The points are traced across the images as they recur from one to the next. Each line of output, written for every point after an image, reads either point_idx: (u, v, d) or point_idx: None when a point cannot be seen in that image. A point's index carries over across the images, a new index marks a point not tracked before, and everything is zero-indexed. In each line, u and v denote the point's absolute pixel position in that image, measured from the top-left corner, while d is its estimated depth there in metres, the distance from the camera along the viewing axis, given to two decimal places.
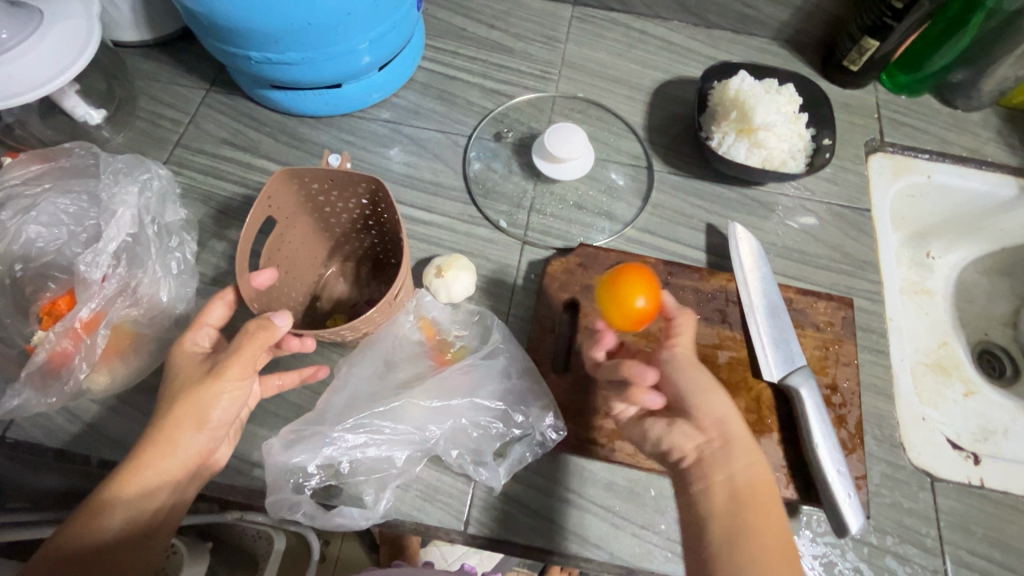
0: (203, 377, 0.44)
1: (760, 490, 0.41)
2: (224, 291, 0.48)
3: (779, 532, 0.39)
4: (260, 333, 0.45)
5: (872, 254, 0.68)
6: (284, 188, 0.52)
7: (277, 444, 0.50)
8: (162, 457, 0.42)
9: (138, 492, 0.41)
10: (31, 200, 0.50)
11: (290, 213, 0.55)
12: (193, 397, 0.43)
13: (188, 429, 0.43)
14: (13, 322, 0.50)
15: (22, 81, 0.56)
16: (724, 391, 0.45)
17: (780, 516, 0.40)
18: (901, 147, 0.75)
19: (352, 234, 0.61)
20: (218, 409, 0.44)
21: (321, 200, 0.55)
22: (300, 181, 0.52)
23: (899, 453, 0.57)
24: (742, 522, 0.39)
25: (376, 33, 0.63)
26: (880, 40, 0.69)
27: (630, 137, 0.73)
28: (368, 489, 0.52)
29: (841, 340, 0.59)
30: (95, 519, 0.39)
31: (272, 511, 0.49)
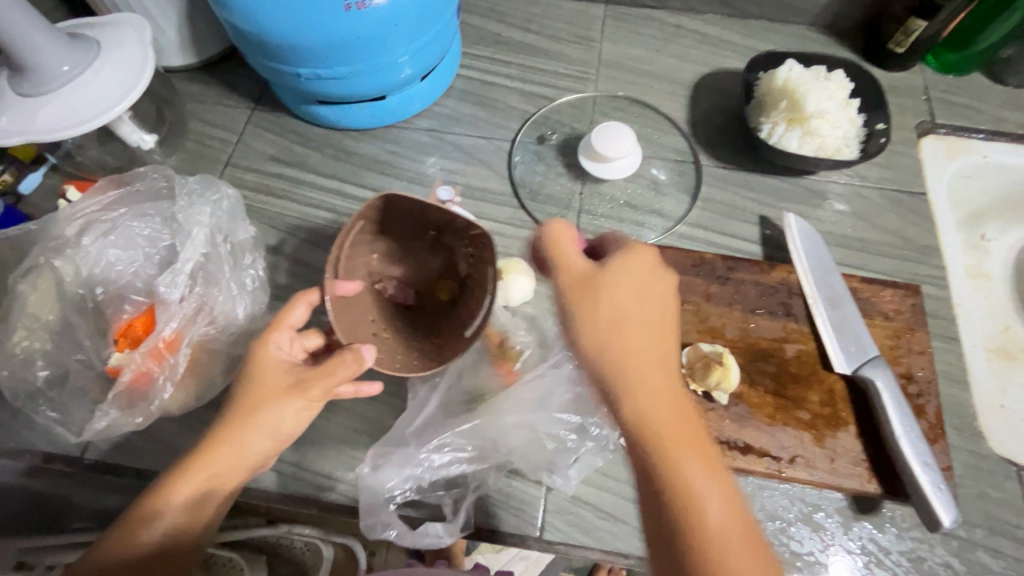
0: (286, 391, 0.45)
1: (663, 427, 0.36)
2: (309, 292, 0.49)
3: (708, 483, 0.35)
4: (351, 364, 0.45)
5: (933, 238, 0.66)
6: (380, 199, 0.50)
7: (367, 474, 0.49)
8: (229, 459, 0.43)
9: (191, 495, 0.41)
10: (110, 224, 0.52)
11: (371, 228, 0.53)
12: (271, 408, 0.44)
13: (258, 436, 0.44)
14: (91, 343, 0.51)
15: (85, 109, 0.57)
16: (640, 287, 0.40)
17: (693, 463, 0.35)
18: (953, 128, 0.73)
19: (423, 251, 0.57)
20: (286, 422, 0.44)
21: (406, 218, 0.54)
22: (398, 200, 0.51)
23: (981, 442, 0.55)
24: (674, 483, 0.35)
25: (419, 44, 0.63)
26: (926, 19, 0.67)
27: (673, 132, 0.72)
28: (447, 501, 0.52)
29: (911, 329, 0.57)
30: (139, 526, 0.39)
31: (367, 533, 0.48)
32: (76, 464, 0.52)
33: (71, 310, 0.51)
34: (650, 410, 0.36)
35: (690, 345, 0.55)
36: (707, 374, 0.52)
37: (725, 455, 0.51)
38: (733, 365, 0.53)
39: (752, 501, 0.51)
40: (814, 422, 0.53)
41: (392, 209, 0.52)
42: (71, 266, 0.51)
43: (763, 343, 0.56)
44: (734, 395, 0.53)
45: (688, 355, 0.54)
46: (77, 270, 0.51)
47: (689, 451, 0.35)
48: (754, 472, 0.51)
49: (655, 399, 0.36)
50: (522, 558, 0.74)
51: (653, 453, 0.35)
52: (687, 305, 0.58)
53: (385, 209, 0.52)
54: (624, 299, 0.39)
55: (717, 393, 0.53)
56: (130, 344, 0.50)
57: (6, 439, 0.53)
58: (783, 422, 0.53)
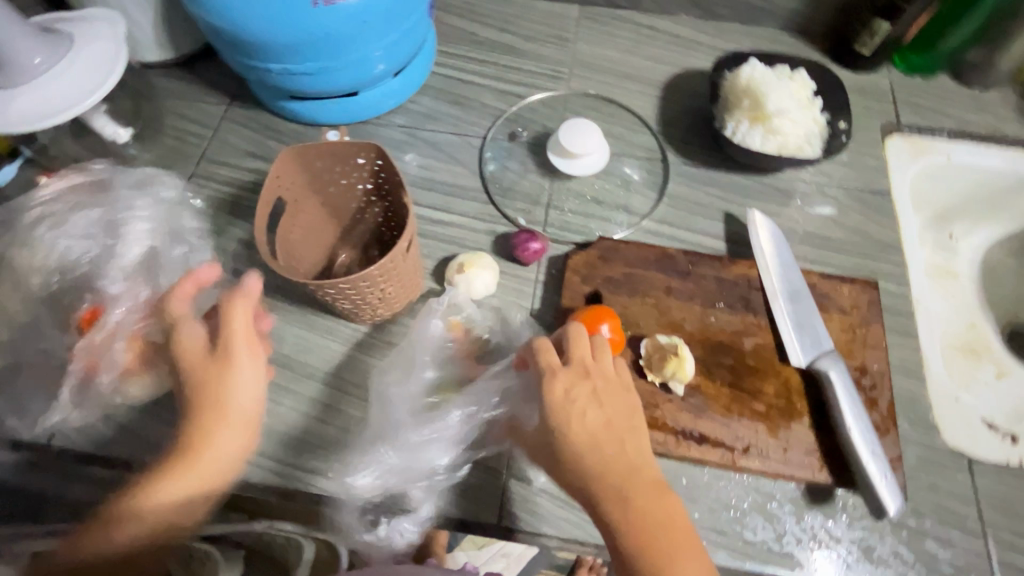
0: (223, 362, 0.44)
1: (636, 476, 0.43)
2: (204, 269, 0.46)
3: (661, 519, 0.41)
4: (240, 300, 0.45)
5: (894, 235, 0.67)
6: (291, 156, 0.52)
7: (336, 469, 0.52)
8: (211, 441, 0.43)
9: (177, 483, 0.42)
10: (61, 216, 0.53)
11: (298, 192, 0.55)
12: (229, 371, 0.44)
13: (224, 407, 0.44)
14: (57, 332, 0.52)
15: (57, 102, 0.58)
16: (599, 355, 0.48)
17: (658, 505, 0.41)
18: (918, 129, 0.75)
19: (357, 215, 0.60)
20: (238, 392, 0.44)
21: (327, 178, 0.56)
22: (308, 155, 0.53)
23: (934, 434, 0.56)
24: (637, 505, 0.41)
25: (390, 41, 0.64)
26: (891, 20, 0.69)
27: (643, 131, 0.73)
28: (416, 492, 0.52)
29: (867, 323, 0.58)
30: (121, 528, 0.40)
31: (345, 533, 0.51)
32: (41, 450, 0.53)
33: (35, 299, 0.52)
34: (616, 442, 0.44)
35: (649, 337, 0.56)
36: (663, 365, 0.53)
37: (681, 445, 0.52)
38: (688, 356, 0.54)
39: (707, 491, 0.52)
40: (768, 413, 0.54)
41: (309, 169, 0.54)
42: (33, 253, 0.52)
43: (722, 336, 0.57)
44: (691, 386, 0.55)
45: (646, 347, 0.55)
46: (39, 257, 0.52)
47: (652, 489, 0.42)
48: (709, 462, 0.52)
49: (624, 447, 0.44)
50: None
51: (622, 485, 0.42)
52: (649, 299, 0.59)
53: (305, 170, 0.54)
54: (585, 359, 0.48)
55: (673, 384, 0.54)
56: (92, 331, 0.50)
57: None
58: (739, 413, 0.54)
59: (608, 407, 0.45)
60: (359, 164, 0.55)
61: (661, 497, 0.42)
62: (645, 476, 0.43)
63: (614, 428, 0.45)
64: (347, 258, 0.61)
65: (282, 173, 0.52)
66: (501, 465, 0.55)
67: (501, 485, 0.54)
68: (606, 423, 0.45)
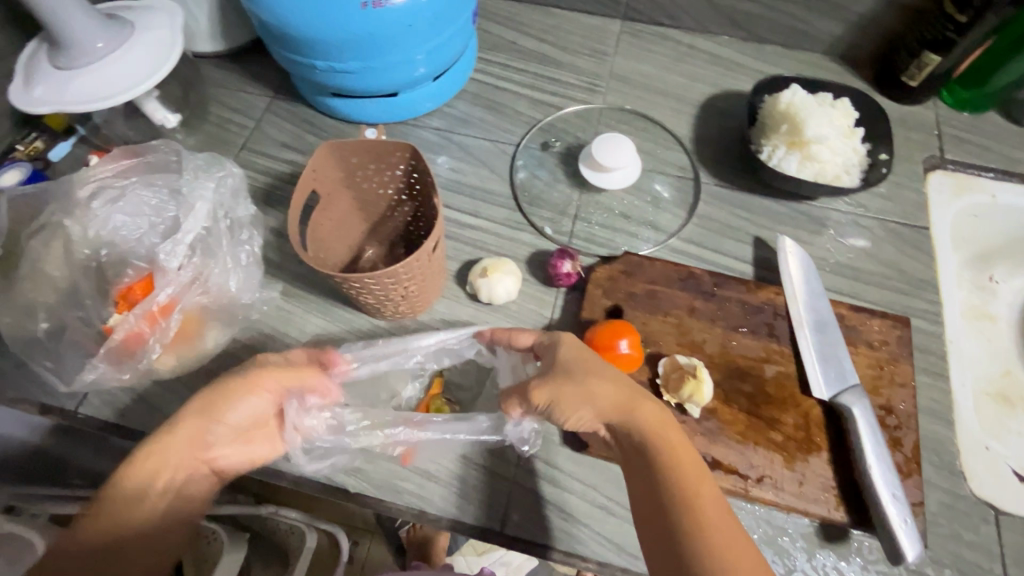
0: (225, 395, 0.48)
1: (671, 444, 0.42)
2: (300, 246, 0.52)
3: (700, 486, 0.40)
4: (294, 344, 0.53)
5: (930, 273, 0.65)
6: (328, 151, 0.53)
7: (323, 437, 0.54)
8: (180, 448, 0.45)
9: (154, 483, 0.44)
10: (120, 191, 0.55)
11: (331, 187, 0.56)
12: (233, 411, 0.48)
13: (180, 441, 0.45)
14: (93, 304, 0.54)
15: (113, 84, 0.61)
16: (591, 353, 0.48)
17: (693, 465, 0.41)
18: (961, 165, 0.73)
19: (386, 211, 0.61)
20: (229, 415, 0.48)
21: (360, 175, 0.57)
22: (343, 150, 0.54)
23: (959, 482, 0.54)
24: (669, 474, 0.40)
25: (431, 46, 0.66)
26: (941, 55, 0.67)
27: (676, 149, 0.73)
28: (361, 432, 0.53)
29: (896, 361, 0.56)
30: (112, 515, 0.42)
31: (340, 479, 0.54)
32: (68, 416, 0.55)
33: (77, 271, 0.54)
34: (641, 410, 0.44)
35: (667, 356, 0.55)
36: (680, 386, 0.53)
37: None
38: (707, 379, 0.53)
39: None
40: (786, 444, 0.52)
41: (343, 163, 0.55)
42: (79, 227, 0.54)
43: (743, 362, 0.56)
44: (707, 410, 0.54)
45: (664, 366, 0.55)
46: (85, 231, 0.54)
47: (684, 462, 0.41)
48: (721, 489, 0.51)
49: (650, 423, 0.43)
50: (503, 564, 0.75)
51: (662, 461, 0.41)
52: (670, 317, 0.58)
53: (340, 165, 0.55)
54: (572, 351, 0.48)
55: (689, 406, 0.53)
56: (129, 306, 0.53)
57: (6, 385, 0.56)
58: (754, 441, 0.52)
59: (596, 389, 0.45)
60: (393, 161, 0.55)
61: (692, 459, 0.41)
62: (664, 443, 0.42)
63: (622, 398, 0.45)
64: (374, 252, 0.62)
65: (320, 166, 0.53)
66: (507, 472, 0.55)
67: (507, 493, 0.54)
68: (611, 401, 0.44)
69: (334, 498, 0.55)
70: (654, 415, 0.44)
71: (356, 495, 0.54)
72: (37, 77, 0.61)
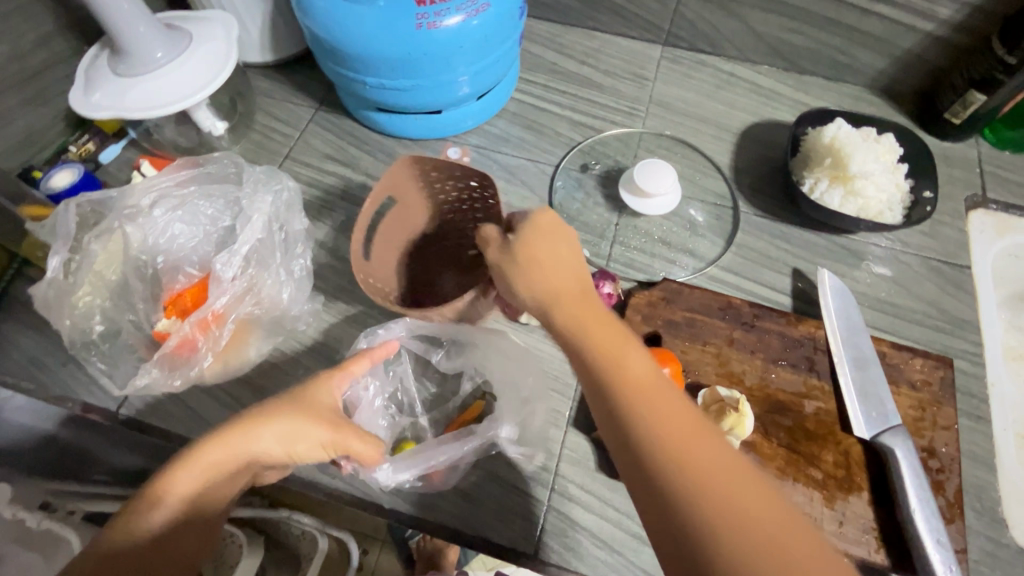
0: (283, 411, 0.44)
1: (638, 379, 0.36)
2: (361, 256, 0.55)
3: (672, 416, 0.34)
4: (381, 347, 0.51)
5: (972, 313, 0.65)
6: (406, 163, 0.56)
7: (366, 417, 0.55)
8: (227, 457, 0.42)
9: (201, 480, 0.41)
10: (180, 199, 0.56)
11: (408, 201, 0.59)
12: (306, 443, 0.44)
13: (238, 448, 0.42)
14: (144, 308, 0.55)
15: (170, 94, 0.62)
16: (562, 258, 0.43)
17: (666, 390, 0.36)
18: (1003, 205, 0.72)
19: (461, 235, 0.59)
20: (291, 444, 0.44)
21: (437, 191, 0.59)
22: (422, 165, 0.57)
23: (1001, 529, 0.53)
24: (636, 408, 0.35)
25: (478, 67, 0.67)
26: (987, 94, 0.67)
27: (715, 176, 0.73)
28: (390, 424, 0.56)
29: (938, 402, 0.56)
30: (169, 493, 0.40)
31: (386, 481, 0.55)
32: (110, 416, 0.56)
33: (131, 272, 0.55)
34: (622, 353, 0.38)
35: (706, 387, 0.55)
36: (720, 419, 0.52)
37: None
38: (749, 413, 0.52)
39: None
40: (826, 482, 0.52)
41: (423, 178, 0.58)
42: (139, 234, 0.55)
43: (781, 396, 0.56)
44: (746, 443, 0.53)
45: (704, 397, 0.54)
46: (143, 238, 0.55)
47: (653, 394, 0.35)
48: None
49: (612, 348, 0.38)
50: None
51: (626, 393, 0.35)
52: (708, 347, 0.58)
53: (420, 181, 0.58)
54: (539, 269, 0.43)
55: (728, 438, 0.52)
56: (180, 313, 0.54)
57: (55, 384, 0.57)
58: (794, 478, 0.52)
59: (559, 309, 0.41)
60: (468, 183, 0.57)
61: (657, 391, 0.35)
62: (635, 381, 0.36)
63: (578, 313, 0.40)
64: (451, 279, 0.58)
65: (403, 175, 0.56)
66: (542, 495, 0.55)
67: (541, 516, 0.54)
68: (570, 314, 0.40)
69: (368, 512, 0.55)
70: (603, 327, 0.39)
71: (390, 510, 0.55)
72: (98, 84, 0.63)
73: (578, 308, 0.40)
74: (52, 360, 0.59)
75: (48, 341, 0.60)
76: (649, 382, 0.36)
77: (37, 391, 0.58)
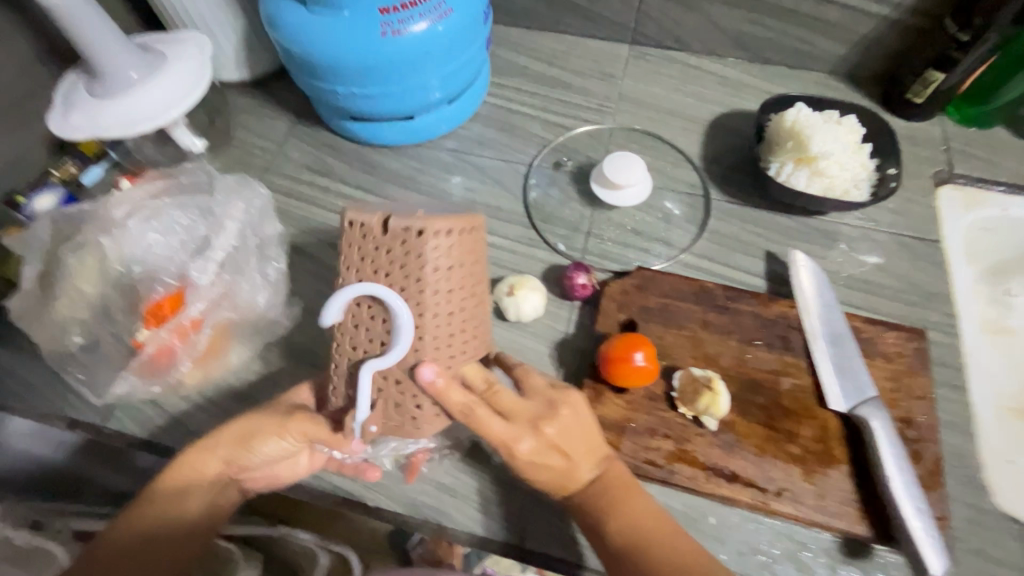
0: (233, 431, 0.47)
1: (656, 540, 0.44)
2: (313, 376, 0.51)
3: (675, 550, 0.43)
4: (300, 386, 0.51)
5: (944, 285, 0.66)
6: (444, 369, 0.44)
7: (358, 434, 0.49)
8: (184, 474, 0.46)
9: (173, 485, 0.46)
10: (153, 210, 0.58)
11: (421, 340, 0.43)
12: (258, 435, 0.47)
13: (198, 464, 0.46)
14: (123, 320, 0.56)
15: (145, 114, 0.64)
16: (572, 409, 0.47)
17: (673, 530, 0.45)
18: (972, 178, 0.73)
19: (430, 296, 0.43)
20: (249, 456, 0.47)
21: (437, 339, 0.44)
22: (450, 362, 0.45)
23: (983, 496, 0.54)
24: (649, 553, 0.43)
25: (446, 72, 0.68)
26: (945, 72, 0.68)
27: (686, 167, 0.74)
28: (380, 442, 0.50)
29: (913, 373, 0.56)
30: (149, 500, 0.45)
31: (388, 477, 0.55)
32: (95, 430, 0.56)
33: (109, 287, 0.56)
34: (629, 504, 0.46)
35: (682, 369, 0.56)
36: (696, 399, 0.53)
37: (710, 481, 0.51)
38: (723, 391, 0.53)
39: (734, 530, 0.51)
40: (804, 457, 0.52)
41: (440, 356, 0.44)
42: (115, 245, 0.56)
43: (758, 374, 0.56)
44: (723, 422, 0.54)
45: (679, 379, 0.55)
46: (120, 250, 0.56)
47: (658, 541, 0.44)
48: (739, 502, 0.51)
49: (620, 488, 0.46)
50: None
51: (632, 539, 0.44)
52: (684, 331, 0.59)
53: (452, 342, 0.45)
54: (571, 431, 0.46)
55: (705, 418, 0.53)
56: (158, 322, 0.55)
57: (37, 400, 0.58)
58: (773, 454, 0.52)
59: (576, 454, 0.46)
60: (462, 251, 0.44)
61: (656, 526, 0.45)
62: (650, 538, 0.44)
63: (587, 453, 0.47)
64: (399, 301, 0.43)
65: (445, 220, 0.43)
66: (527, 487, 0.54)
67: (525, 507, 0.54)
68: (582, 456, 0.46)
69: (352, 512, 0.55)
70: (596, 469, 0.47)
71: (374, 508, 0.54)
72: (75, 105, 0.65)
73: (580, 457, 0.46)
74: (35, 377, 0.59)
75: (29, 359, 0.60)
76: (657, 535, 0.44)
77: (21, 408, 0.58)
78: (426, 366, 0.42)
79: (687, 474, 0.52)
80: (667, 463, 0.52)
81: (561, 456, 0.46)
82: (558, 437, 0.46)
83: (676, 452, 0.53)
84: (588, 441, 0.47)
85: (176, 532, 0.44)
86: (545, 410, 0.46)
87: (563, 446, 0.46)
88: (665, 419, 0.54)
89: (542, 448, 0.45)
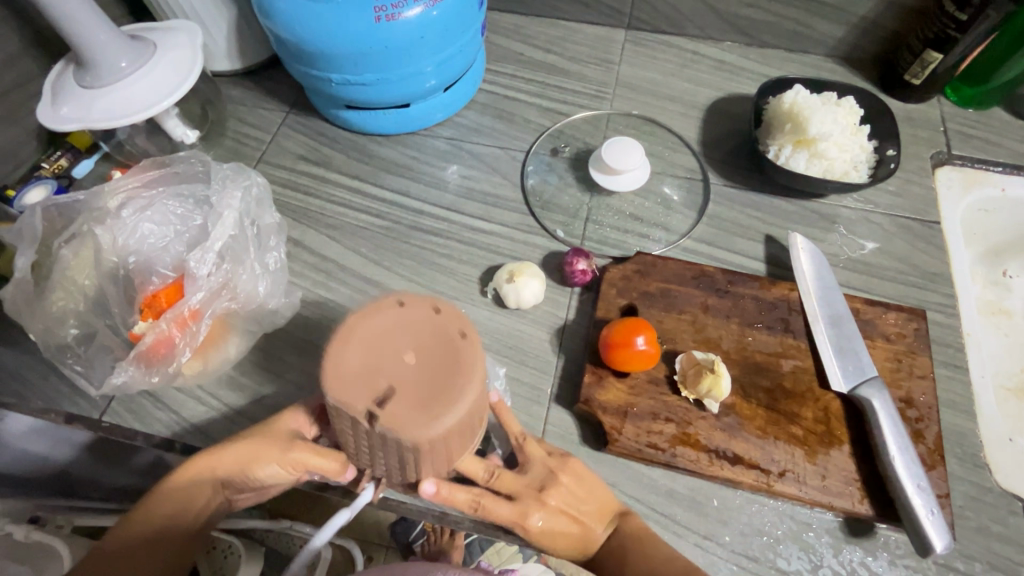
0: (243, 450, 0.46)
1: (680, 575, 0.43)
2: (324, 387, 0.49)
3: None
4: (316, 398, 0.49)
5: (943, 266, 0.66)
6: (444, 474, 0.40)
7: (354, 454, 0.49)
8: (195, 477, 0.46)
9: (183, 484, 0.45)
10: (147, 200, 0.57)
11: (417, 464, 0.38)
12: (261, 458, 0.45)
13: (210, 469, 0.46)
14: (120, 311, 0.56)
15: (136, 102, 0.63)
16: (574, 472, 0.47)
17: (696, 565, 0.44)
18: (970, 159, 0.73)
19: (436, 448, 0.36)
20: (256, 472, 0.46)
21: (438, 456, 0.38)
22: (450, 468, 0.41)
23: (983, 474, 0.54)
24: None
25: (441, 58, 0.67)
26: (943, 52, 0.67)
27: (685, 151, 0.74)
28: None
29: (914, 353, 0.56)
30: (159, 497, 0.45)
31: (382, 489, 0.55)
32: (94, 425, 0.56)
33: (105, 279, 0.56)
34: (649, 547, 0.45)
35: (683, 353, 0.56)
36: (698, 381, 0.53)
37: (713, 464, 0.51)
38: (725, 373, 0.53)
39: (738, 512, 0.51)
40: (807, 438, 0.52)
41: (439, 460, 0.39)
42: (109, 235, 0.56)
43: (760, 357, 0.56)
44: (725, 405, 0.54)
45: (681, 363, 0.55)
46: (113, 239, 0.56)
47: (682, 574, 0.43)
48: (742, 484, 0.51)
49: (636, 539, 0.46)
50: None
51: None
52: (685, 315, 0.59)
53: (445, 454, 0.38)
54: (575, 489, 0.46)
55: (707, 401, 0.53)
56: (155, 314, 0.55)
57: (35, 395, 0.58)
58: (775, 436, 0.52)
59: (586, 515, 0.46)
60: (469, 423, 0.35)
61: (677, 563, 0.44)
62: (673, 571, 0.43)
63: (597, 510, 0.47)
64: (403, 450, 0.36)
65: (453, 413, 0.33)
66: None
67: None
68: (592, 513, 0.46)
69: None
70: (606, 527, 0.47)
71: None
72: (64, 97, 0.63)
73: (591, 514, 0.46)
74: (33, 373, 0.59)
75: (26, 354, 0.59)
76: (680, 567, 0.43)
77: (19, 404, 0.57)
78: (429, 482, 0.39)
79: (690, 457, 0.52)
80: (670, 447, 0.52)
81: (573, 522, 0.45)
82: (563, 505, 0.45)
83: (679, 435, 0.53)
84: (597, 500, 0.47)
85: (176, 528, 0.45)
86: (547, 478, 0.46)
87: (574, 512, 0.45)
88: (667, 402, 0.54)
89: (551, 518, 0.44)
